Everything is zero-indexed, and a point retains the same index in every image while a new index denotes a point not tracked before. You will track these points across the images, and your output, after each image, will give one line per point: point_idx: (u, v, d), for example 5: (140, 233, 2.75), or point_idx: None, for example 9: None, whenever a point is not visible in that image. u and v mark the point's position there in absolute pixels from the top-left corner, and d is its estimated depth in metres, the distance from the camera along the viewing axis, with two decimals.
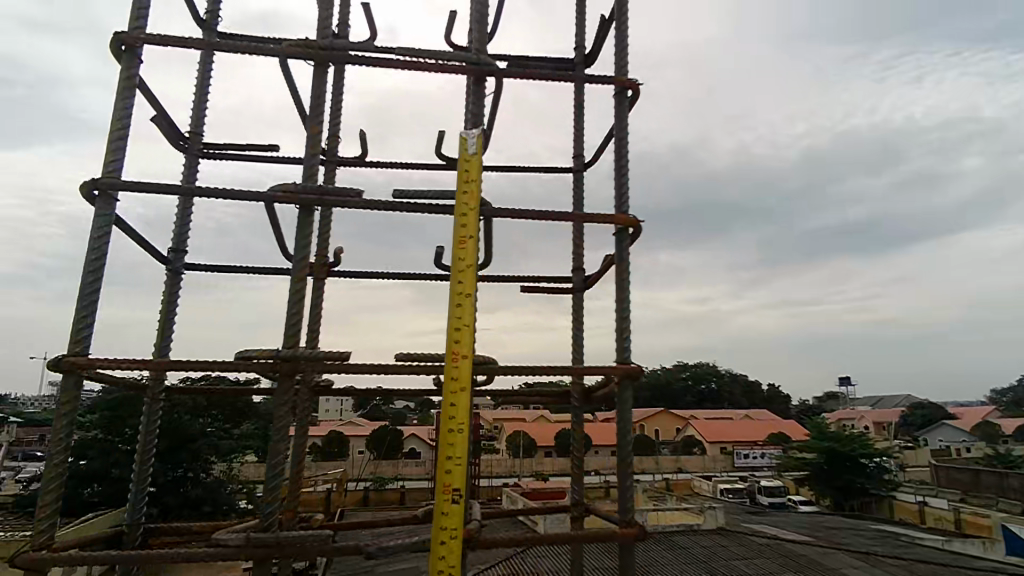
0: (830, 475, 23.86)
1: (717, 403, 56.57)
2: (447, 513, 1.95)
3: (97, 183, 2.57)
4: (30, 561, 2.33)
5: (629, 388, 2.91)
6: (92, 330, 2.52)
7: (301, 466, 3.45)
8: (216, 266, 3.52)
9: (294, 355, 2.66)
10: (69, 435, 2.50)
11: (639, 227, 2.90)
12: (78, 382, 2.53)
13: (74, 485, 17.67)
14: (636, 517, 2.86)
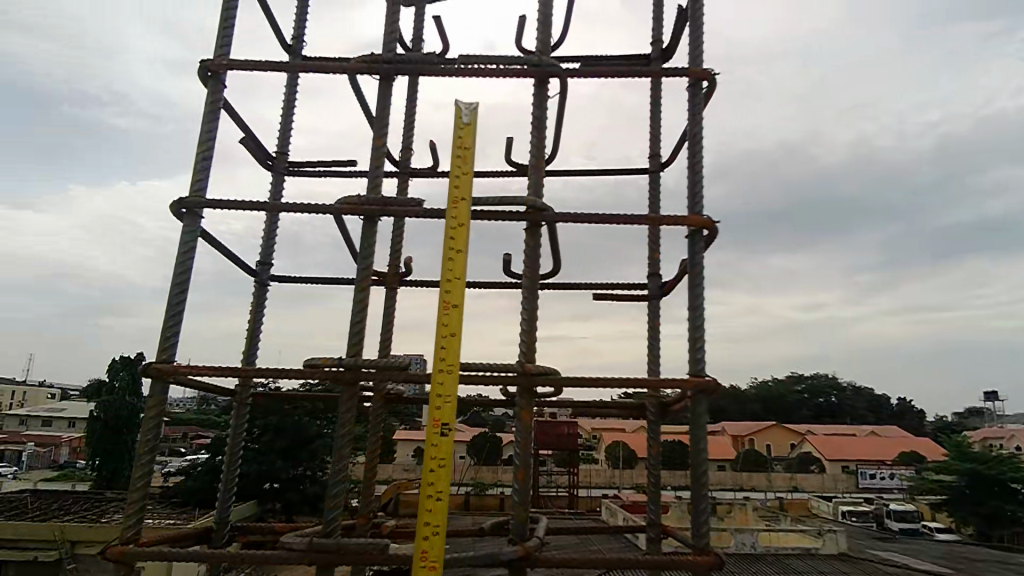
0: (973, 501, 21.26)
1: (837, 418, 52.36)
2: (436, 469, 2.03)
3: (185, 202, 2.61)
4: (119, 554, 2.52)
5: (703, 403, 2.68)
6: (178, 337, 2.62)
7: (373, 473, 3.51)
8: (302, 279, 3.49)
9: (356, 364, 2.69)
10: (154, 438, 2.65)
11: (715, 228, 2.66)
12: (165, 387, 2.68)
13: (210, 480, 19.33)
14: (712, 543, 2.62)
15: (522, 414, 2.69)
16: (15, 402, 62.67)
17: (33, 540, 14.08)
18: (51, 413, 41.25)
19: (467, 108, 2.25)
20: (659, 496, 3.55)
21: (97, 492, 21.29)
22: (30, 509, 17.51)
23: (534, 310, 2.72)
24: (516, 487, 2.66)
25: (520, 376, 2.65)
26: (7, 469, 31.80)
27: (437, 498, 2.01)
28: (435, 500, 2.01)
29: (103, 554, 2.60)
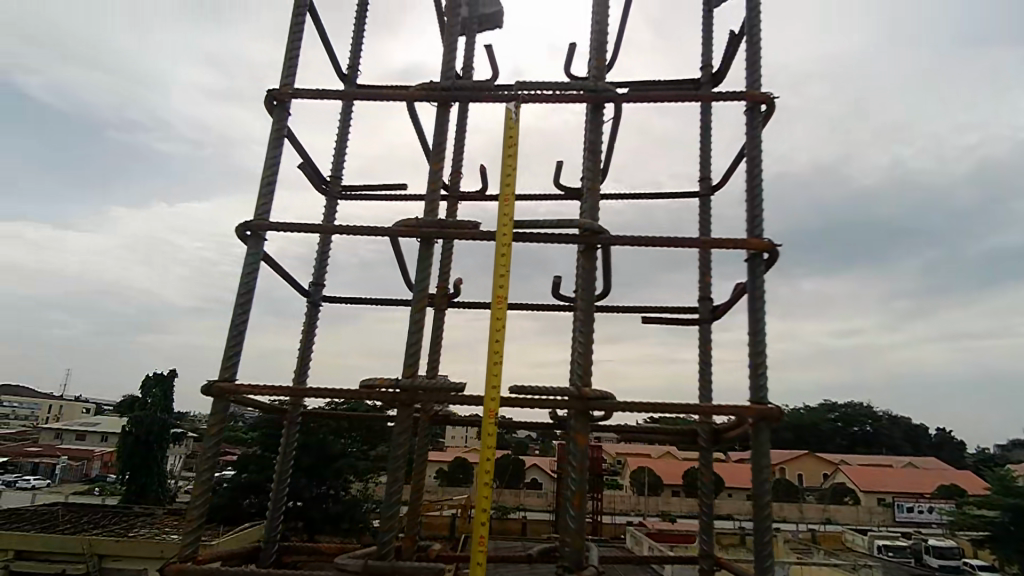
0: (1018, 538, 20.25)
1: (872, 448, 50.68)
2: (489, 458, 2.08)
3: (250, 225, 2.66)
4: (177, 571, 2.55)
5: (764, 432, 2.60)
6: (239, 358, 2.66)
7: (420, 494, 3.48)
8: (354, 300, 3.52)
9: (412, 385, 2.68)
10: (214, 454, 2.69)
11: (776, 251, 2.60)
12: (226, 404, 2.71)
13: (235, 497, 19.54)
14: (775, 573, 2.53)
15: (577, 438, 2.64)
16: (51, 415, 64.36)
17: (63, 553, 14.29)
18: (86, 427, 42.31)
19: (515, 113, 2.33)
20: (710, 525, 3.47)
21: (127, 506, 21.64)
22: (61, 522, 17.82)
23: (590, 332, 2.69)
24: (571, 513, 2.61)
25: (574, 399, 2.60)
26: (42, 481, 32.61)
27: (488, 486, 2.06)
28: (487, 487, 2.07)
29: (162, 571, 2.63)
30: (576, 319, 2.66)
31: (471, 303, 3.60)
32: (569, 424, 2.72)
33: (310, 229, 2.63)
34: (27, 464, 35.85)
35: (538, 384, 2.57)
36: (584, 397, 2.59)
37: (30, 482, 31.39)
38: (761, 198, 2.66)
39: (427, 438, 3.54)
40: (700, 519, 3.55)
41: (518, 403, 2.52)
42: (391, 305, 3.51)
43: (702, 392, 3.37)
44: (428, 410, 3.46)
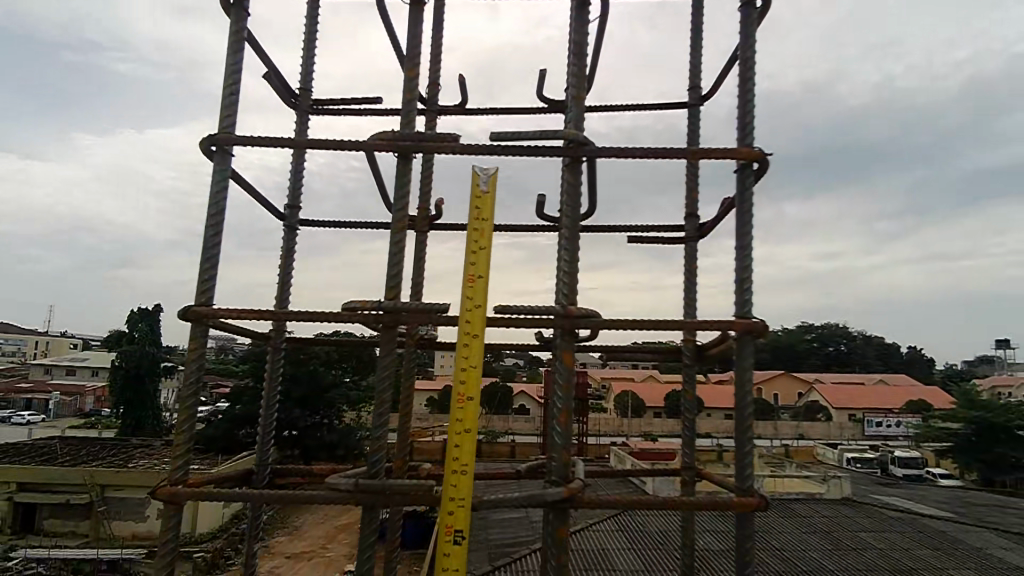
0: (978, 447, 21.42)
1: (846, 366, 52.63)
2: (460, 442, 2.05)
3: (215, 139, 2.50)
4: (168, 494, 2.55)
5: (749, 346, 2.60)
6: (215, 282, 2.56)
7: (407, 419, 3.48)
8: (332, 223, 3.41)
9: (395, 308, 2.60)
10: (196, 380, 2.66)
11: (766, 160, 2.51)
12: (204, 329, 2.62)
13: (230, 428, 19.95)
14: (755, 483, 2.60)
15: (563, 357, 2.62)
16: (39, 352, 64.81)
17: (66, 483, 14.67)
18: (74, 362, 42.38)
19: (483, 174, 2.17)
20: (692, 440, 3.55)
21: (124, 439, 22.04)
22: (61, 455, 18.20)
23: (575, 249, 2.62)
24: (557, 430, 2.62)
25: (560, 319, 2.55)
26: (36, 415, 32.98)
27: (462, 473, 2.04)
28: (459, 475, 2.04)
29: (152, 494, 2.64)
30: (562, 238, 2.58)
31: (453, 225, 3.49)
32: (555, 344, 2.69)
33: (278, 142, 2.47)
34: (17, 401, 35.99)
35: (522, 307, 2.51)
36: (570, 316, 2.54)
37: (24, 417, 31.69)
38: (753, 101, 2.54)
39: (413, 363, 3.50)
40: (683, 435, 3.62)
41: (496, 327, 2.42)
42: (369, 227, 3.39)
43: (687, 311, 3.35)
44: (414, 335, 3.39)
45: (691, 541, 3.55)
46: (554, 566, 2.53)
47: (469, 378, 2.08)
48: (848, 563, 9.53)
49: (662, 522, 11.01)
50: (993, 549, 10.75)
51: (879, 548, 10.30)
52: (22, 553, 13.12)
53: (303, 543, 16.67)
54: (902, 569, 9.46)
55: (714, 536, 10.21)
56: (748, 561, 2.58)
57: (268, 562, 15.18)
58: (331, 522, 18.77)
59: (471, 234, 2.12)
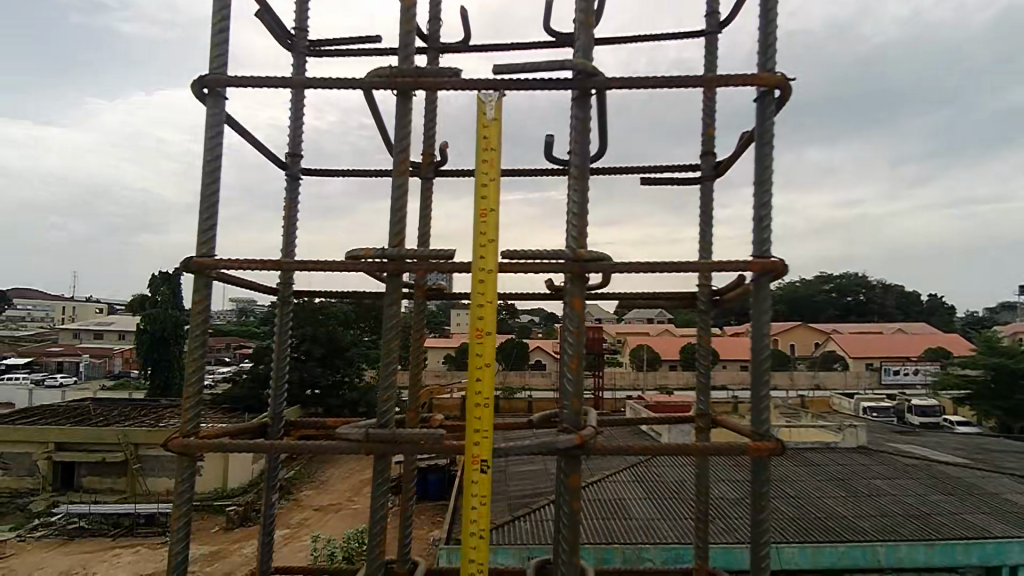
0: (998, 394, 21.30)
1: (864, 315, 52.24)
2: (482, 376, 2.00)
3: (206, 80, 2.37)
4: (179, 446, 2.54)
5: (767, 288, 2.48)
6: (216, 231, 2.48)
7: (418, 372, 3.41)
8: (335, 172, 3.30)
9: (398, 256, 2.49)
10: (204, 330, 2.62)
11: (787, 86, 2.33)
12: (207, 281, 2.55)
13: (254, 389, 20.36)
14: (772, 427, 2.53)
15: (573, 303, 2.52)
16: (64, 316, 66.31)
17: (99, 442, 15.17)
18: (101, 326, 43.33)
19: (491, 101, 2.03)
20: (707, 388, 3.48)
21: (153, 399, 22.66)
22: (93, 415, 18.79)
23: (584, 191, 2.49)
24: (568, 377, 2.54)
25: (569, 264, 2.45)
26: (67, 378, 34.00)
27: (484, 406, 1.99)
28: (482, 407, 1.99)
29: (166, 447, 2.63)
30: (569, 180, 2.45)
31: (459, 171, 3.35)
32: (564, 291, 2.60)
33: (270, 83, 2.34)
34: (49, 365, 37.09)
35: (529, 250, 2.40)
36: (579, 260, 2.43)
37: (57, 381, 32.69)
38: (774, 20, 2.35)
39: (421, 315, 3.41)
40: (698, 384, 3.55)
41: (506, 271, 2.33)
42: (373, 175, 3.28)
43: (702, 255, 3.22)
44: (422, 286, 3.30)
45: (708, 489, 3.51)
46: (568, 514, 2.49)
47: (485, 313, 2.00)
48: (864, 508, 9.62)
49: (677, 472, 11.12)
50: (1010, 494, 10.74)
51: (895, 494, 10.38)
52: (64, 508, 13.71)
53: (329, 496, 17.20)
54: (918, 513, 9.54)
55: (729, 484, 10.29)
56: (766, 504, 2.51)
57: (296, 514, 15.73)
58: (355, 477, 19.30)
59: (480, 167, 2.01)
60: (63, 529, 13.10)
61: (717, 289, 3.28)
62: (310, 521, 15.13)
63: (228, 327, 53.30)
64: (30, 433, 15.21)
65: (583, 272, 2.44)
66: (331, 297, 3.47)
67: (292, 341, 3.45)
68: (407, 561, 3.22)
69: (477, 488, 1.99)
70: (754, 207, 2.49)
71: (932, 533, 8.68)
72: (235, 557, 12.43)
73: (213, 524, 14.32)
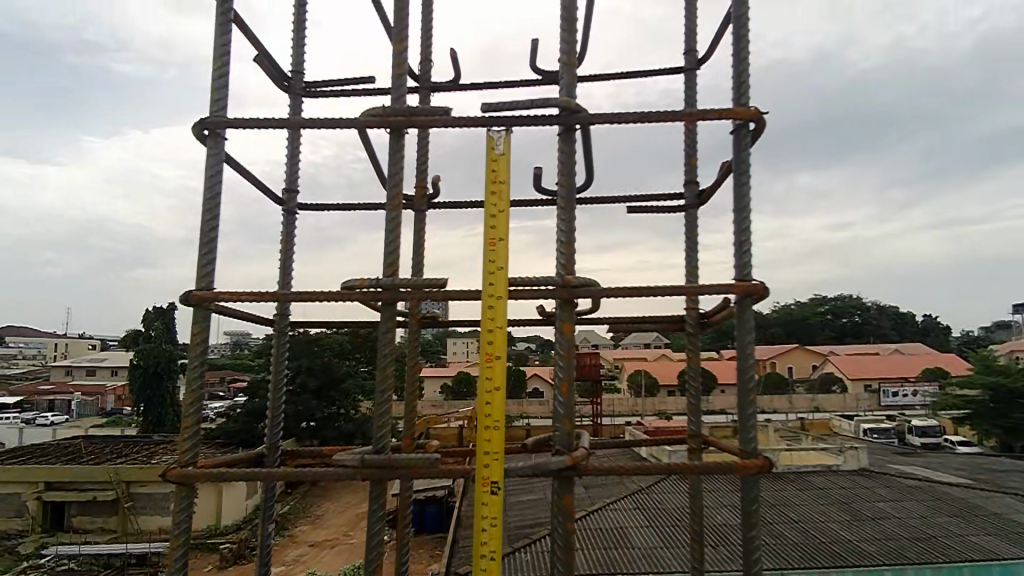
0: (996, 413, 21.29)
1: (861, 337, 52.37)
2: (490, 401, 2.07)
3: (207, 122, 2.49)
4: (179, 475, 2.58)
5: (749, 310, 2.58)
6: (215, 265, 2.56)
7: (412, 400, 3.47)
8: (330, 206, 3.41)
9: (393, 284, 2.57)
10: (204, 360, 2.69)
11: (761, 120, 2.46)
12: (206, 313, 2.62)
13: (249, 422, 20.21)
14: (760, 447, 2.61)
15: (563, 327, 2.60)
16: (58, 352, 65.80)
17: (90, 480, 14.97)
18: (93, 362, 42.97)
19: (499, 137, 2.16)
20: (697, 409, 3.55)
21: (146, 435, 22.45)
22: (85, 453, 18.57)
23: (571, 219, 2.58)
24: (560, 399, 2.61)
25: (558, 289, 2.54)
26: (60, 416, 33.61)
27: (494, 428, 2.07)
28: (493, 430, 2.07)
29: (164, 477, 2.67)
30: (558, 210, 2.54)
31: (452, 202, 3.47)
32: (555, 316, 2.67)
33: (270, 124, 2.47)
34: (41, 403, 36.70)
35: (523, 277, 2.49)
36: (568, 285, 2.52)
37: (48, 419, 32.30)
38: (746, 59, 2.50)
39: (415, 344, 3.48)
40: (688, 405, 3.62)
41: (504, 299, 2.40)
42: (367, 208, 3.40)
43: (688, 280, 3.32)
44: (416, 314, 3.38)
45: (700, 510, 3.55)
46: (562, 534, 2.55)
47: (494, 338, 2.08)
48: (868, 532, 9.57)
49: (678, 499, 11.06)
50: (1014, 514, 10.71)
51: (898, 517, 10.33)
52: (55, 549, 13.47)
53: (326, 532, 16.95)
54: (922, 536, 9.49)
55: (730, 510, 10.24)
56: (755, 522, 2.57)
57: (292, 551, 15.48)
58: (352, 511, 19.06)
59: (488, 198, 2.11)
60: (53, 571, 12.86)
61: (704, 312, 3.37)
62: (307, 558, 14.86)
63: (224, 361, 53.01)
64: (20, 474, 15.01)
65: (573, 297, 2.53)
66: (326, 328, 3.55)
67: (288, 373, 3.51)
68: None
69: (487, 509, 2.05)
70: (733, 233, 2.60)
71: (937, 555, 8.65)
72: None
73: (207, 563, 14.07)
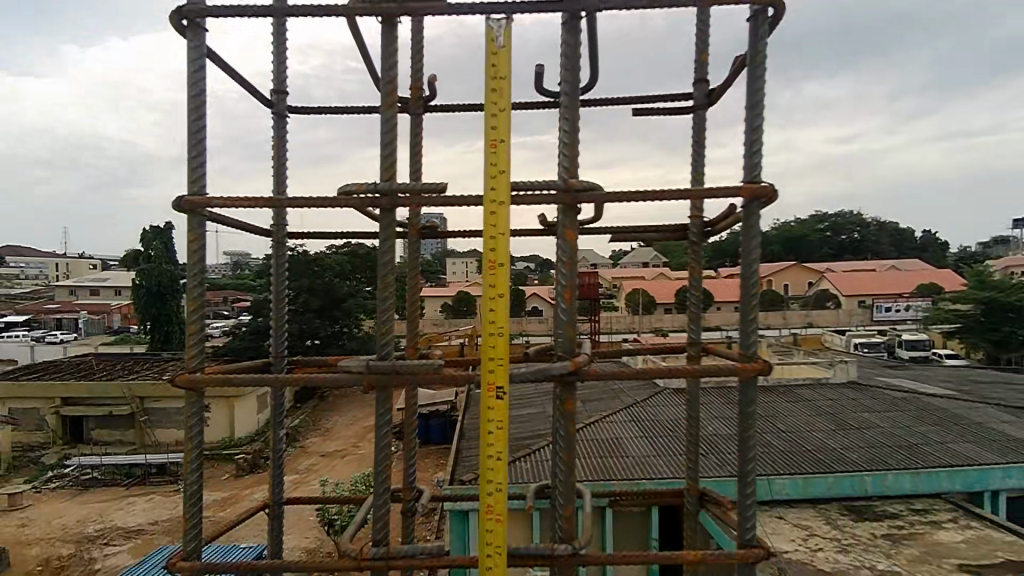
0: (986, 326, 21.65)
1: (859, 253, 52.50)
2: (494, 307, 2.05)
3: (185, 11, 2.32)
4: (187, 381, 2.48)
5: (757, 215, 2.48)
6: (206, 167, 2.44)
7: (415, 317, 3.42)
8: (321, 109, 3.26)
9: (392, 189, 2.39)
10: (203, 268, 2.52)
11: (778, 5, 2.31)
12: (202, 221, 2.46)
13: (255, 341, 20.66)
14: (759, 352, 2.61)
15: (567, 235, 2.47)
16: (61, 272, 66.30)
17: (104, 396, 15.44)
18: (97, 282, 43.35)
19: (499, 29, 2.02)
20: (697, 318, 3.55)
21: (156, 353, 22.97)
22: (97, 370, 19.09)
23: (575, 121, 2.40)
24: (561, 307, 2.53)
25: (560, 194, 2.38)
26: (69, 335, 34.29)
27: (499, 335, 2.05)
28: (497, 337, 2.06)
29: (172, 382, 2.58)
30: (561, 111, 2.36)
31: (448, 105, 3.32)
32: (557, 224, 2.54)
33: (250, 12, 2.31)
34: (50, 322, 37.40)
35: (522, 182, 2.34)
36: (571, 189, 2.36)
37: (58, 337, 33.03)
38: None
39: (416, 257, 3.39)
40: (689, 315, 3.59)
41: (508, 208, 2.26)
42: (361, 111, 3.26)
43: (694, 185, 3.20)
44: (416, 224, 3.30)
45: (697, 417, 3.63)
46: (563, 437, 2.56)
47: (497, 245, 2.04)
48: (852, 440, 9.95)
49: (671, 411, 11.46)
50: (995, 424, 11.11)
51: (883, 426, 10.72)
52: (77, 461, 14.11)
53: (336, 442, 17.73)
54: (904, 443, 9.88)
55: (721, 421, 10.62)
56: (751, 424, 2.62)
57: (304, 460, 16.24)
58: (361, 423, 19.85)
59: (488, 94, 2.01)
60: (77, 480, 13.55)
61: (709, 221, 3.26)
62: (319, 466, 15.64)
63: (227, 280, 53.49)
64: (36, 389, 15.49)
65: (576, 202, 2.38)
66: (325, 238, 3.50)
67: (289, 288, 3.49)
68: (413, 492, 3.37)
69: (495, 412, 2.09)
70: (744, 137, 2.48)
71: (917, 462, 9.04)
72: (247, 503, 12.88)
73: (224, 472, 14.79)
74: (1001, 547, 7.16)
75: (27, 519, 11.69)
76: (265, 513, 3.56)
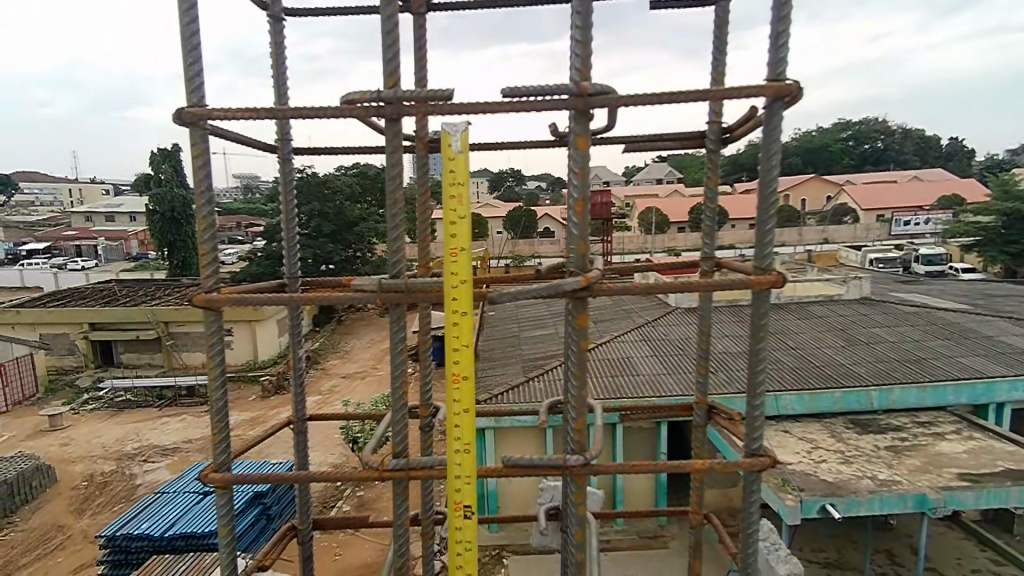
0: (1008, 238, 21.20)
1: (880, 164, 50.91)
2: (461, 422, 2.11)
3: None
4: (203, 301, 2.44)
5: (780, 115, 2.31)
6: (201, 75, 2.30)
7: (425, 242, 3.29)
8: (317, 9, 3.05)
9: (395, 97, 2.24)
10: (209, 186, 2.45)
11: None
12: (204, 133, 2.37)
13: (269, 266, 20.86)
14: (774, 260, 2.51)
15: (578, 142, 2.30)
16: (75, 199, 66.39)
17: (128, 321, 15.86)
18: (111, 210, 43.42)
19: (455, 133, 1.98)
20: (714, 232, 3.45)
21: (175, 279, 23.31)
22: (119, 296, 19.52)
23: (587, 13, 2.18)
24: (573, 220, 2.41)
25: (574, 99, 2.21)
26: (89, 262, 34.79)
27: (465, 453, 2.11)
28: (464, 456, 2.12)
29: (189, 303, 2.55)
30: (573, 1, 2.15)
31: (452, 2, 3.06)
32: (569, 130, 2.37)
33: None
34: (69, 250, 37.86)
35: (534, 86, 2.09)
36: (585, 93, 2.18)
37: (79, 264, 33.54)
38: None
39: (425, 171, 3.22)
40: (706, 227, 3.48)
41: (510, 108, 2.11)
42: (360, 8, 3.04)
43: (714, 86, 2.98)
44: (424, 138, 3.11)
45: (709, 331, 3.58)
46: (576, 353, 2.51)
47: (462, 357, 2.08)
48: (860, 355, 10.03)
49: (682, 329, 11.55)
50: (1006, 337, 11.11)
51: (892, 342, 10.76)
52: (109, 385, 14.69)
53: (355, 364, 18.25)
54: (912, 358, 9.94)
55: (731, 339, 10.72)
56: (764, 332, 2.56)
57: (325, 381, 16.80)
58: (379, 345, 20.37)
59: (448, 201, 2.04)
60: (112, 401, 14.17)
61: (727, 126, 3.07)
62: (340, 387, 16.19)
63: (239, 204, 53.37)
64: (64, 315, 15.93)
65: (590, 106, 2.20)
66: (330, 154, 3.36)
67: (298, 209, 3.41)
68: (430, 409, 3.41)
69: (467, 524, 2.17)
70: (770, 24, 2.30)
71: (924, 375, 9.12)
72: (274, 422, 13.45)
73: (250, 393, 15.38)
74: (1002, 456, 7.33)
75: (68, 438, 12.32)
76: (290, 428, 3.65)
